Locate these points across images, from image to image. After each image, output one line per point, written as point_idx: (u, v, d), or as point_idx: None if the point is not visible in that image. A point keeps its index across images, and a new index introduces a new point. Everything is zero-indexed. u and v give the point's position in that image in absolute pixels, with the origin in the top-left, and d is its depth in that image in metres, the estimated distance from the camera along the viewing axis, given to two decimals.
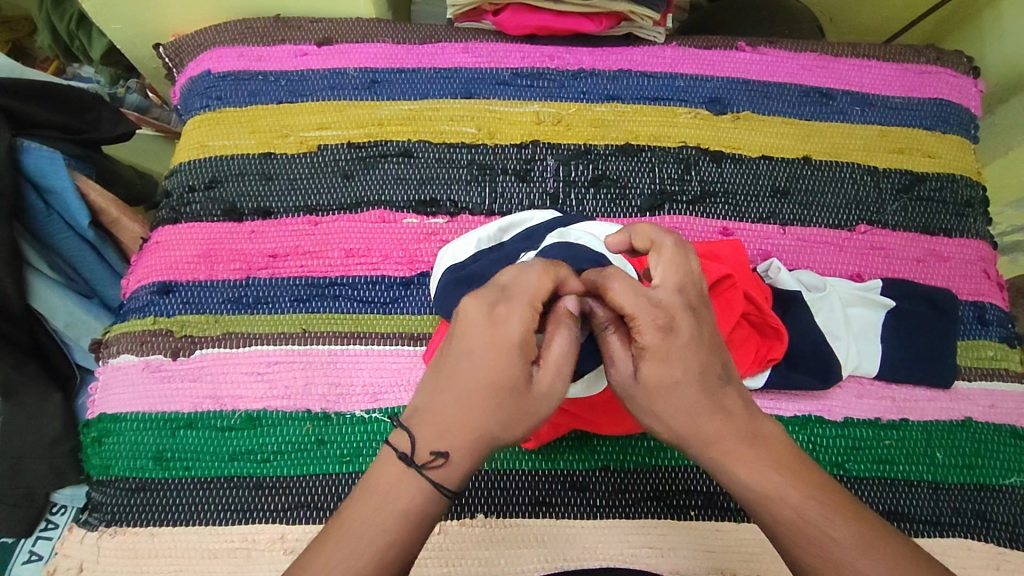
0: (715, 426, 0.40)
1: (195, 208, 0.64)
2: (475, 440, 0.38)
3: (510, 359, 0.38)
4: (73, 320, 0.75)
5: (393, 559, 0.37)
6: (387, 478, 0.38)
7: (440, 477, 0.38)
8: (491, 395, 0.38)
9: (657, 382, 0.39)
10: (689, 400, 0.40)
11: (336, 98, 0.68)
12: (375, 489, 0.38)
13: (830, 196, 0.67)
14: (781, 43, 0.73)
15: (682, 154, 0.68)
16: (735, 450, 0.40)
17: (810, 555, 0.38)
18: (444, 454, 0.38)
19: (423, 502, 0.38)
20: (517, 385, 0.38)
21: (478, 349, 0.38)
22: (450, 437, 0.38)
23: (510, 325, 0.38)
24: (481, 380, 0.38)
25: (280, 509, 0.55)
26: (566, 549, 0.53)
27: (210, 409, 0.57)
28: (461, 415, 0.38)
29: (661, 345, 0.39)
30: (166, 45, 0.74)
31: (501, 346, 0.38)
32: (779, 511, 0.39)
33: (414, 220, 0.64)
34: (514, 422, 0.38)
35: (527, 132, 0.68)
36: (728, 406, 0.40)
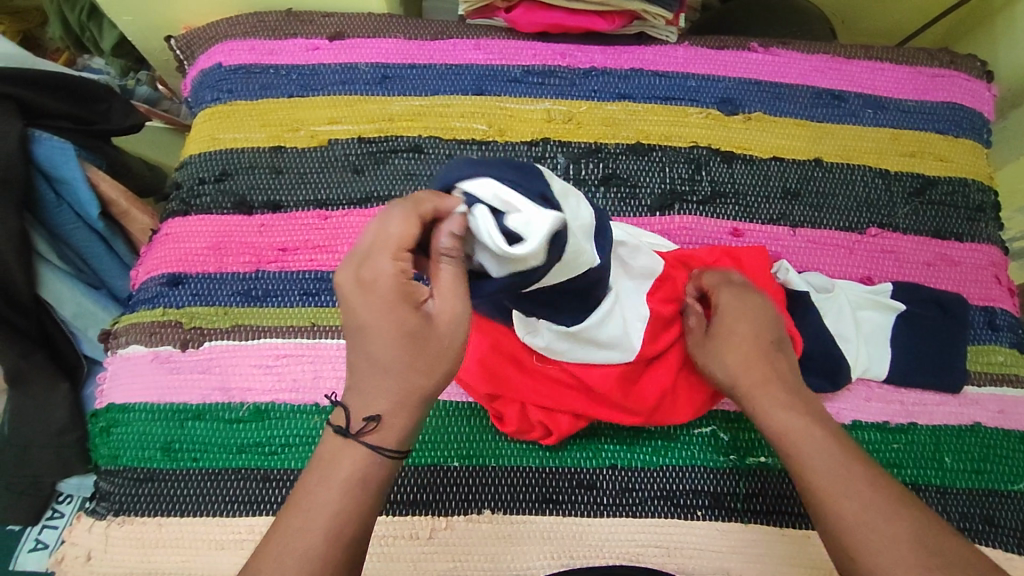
0: (768, 390, 0.50)
1: (206, 200, 0.65)
2: (398, 393, 0.41)
3: (397, 313, 0.40)
4: (81, 311, 0.75)
5: (342, 525, 0.40)
6: (330, 450, 0.42)
7: (377, 439, 0.41)
8: (395, 350, 0.40)
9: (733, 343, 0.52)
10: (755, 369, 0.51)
11: (347, 93, 0.68)
12: (318, 464, 0.41)
13: (841, 198, 0.67)
14: (794, 44, 0.73)
15: (693, 154, 0.68)
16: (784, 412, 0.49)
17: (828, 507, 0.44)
18: (375, 416, 0.41)
19: (365, 466, 0.41)
20: (416, 333, 0.40)
21: (362, 313, 0.40)
22: (374, 399, 0.41)
23: (387, 287, 0.40)
24: (378, 340, 0.40)
25: (286, 502, 0.55)
26: (573, 546, 0.53)
27: (219, 401, 0.57)
28: (376, 377, 0.41)
29: (736, 316, 0.53)
30: (178, 37, 0.74)
31: (386, 306, 0.40)
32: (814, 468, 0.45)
33: None
34: (430, 365, 0.41)
35: (539, 130, 0.68)
36: (779, 382, 0.50)
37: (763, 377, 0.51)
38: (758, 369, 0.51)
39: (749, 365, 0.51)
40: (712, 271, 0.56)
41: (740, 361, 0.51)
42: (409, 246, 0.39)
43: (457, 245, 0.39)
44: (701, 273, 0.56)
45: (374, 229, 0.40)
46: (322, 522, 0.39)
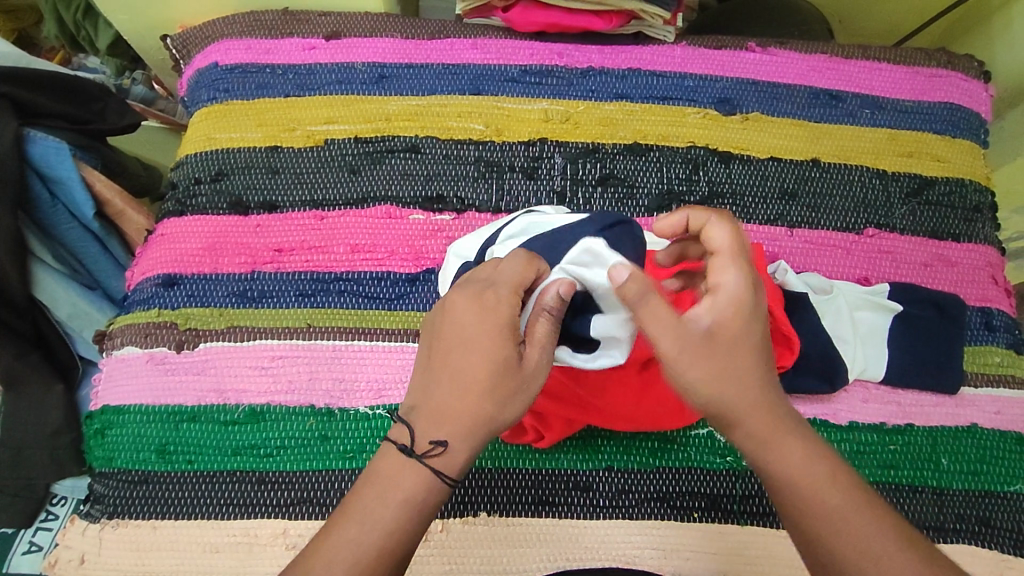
0: (763, 411, 0.42)
1: (201, 201, 0.64)
2: (480, 421, 0.41)
3: (500, 345, 0.41)
4: (76, 311, 0.75)
5: (395, 548, 0.39)
6: (392, 465, 0.41)
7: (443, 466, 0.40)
8: (483, 381, 0.40)
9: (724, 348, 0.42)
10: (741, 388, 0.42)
11: (344, 92, 0.68)
12: (377, 478, 0.41)
13: (838, 198, 0.67)
14: (792, 44, 0.73)
15: (691, 154, 0.68)
16: (783, 442, 0.42)
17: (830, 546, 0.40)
18: (445, 444, 0.40)
19: (425, 489, 0.40)
20: (510, 367, 0.41)
21: (467, 329, 0.41)
22: (449, 424, 0.41)
23: (502, 318, 0.41)
24: (475, 365, 0.41)
25: (282, 504, 0.54)
26: (569, 549, 0.53)
27: (214, 403, 0.57)
28: (459, 401, 0.41)
29: (731, 303, 0.42)
30: (174, 36, 0.73)
31: (492, 333, 0.41)
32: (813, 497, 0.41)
33: (421, 216, 0.64)
34: (508, 399, 0.41)
35: (536, 130, 0.68)
36: (772, 396, 0.43)
37: (756, 389, 0.42)
38: (750, 387, 0.42)
39: (737, 382, 0.42)
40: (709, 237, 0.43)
41: (722, 368, 0.41)
42: (522, 286, 0.42)
43: (561, 305, 0.43)
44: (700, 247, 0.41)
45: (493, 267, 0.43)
46: (377, 539, 0.39)
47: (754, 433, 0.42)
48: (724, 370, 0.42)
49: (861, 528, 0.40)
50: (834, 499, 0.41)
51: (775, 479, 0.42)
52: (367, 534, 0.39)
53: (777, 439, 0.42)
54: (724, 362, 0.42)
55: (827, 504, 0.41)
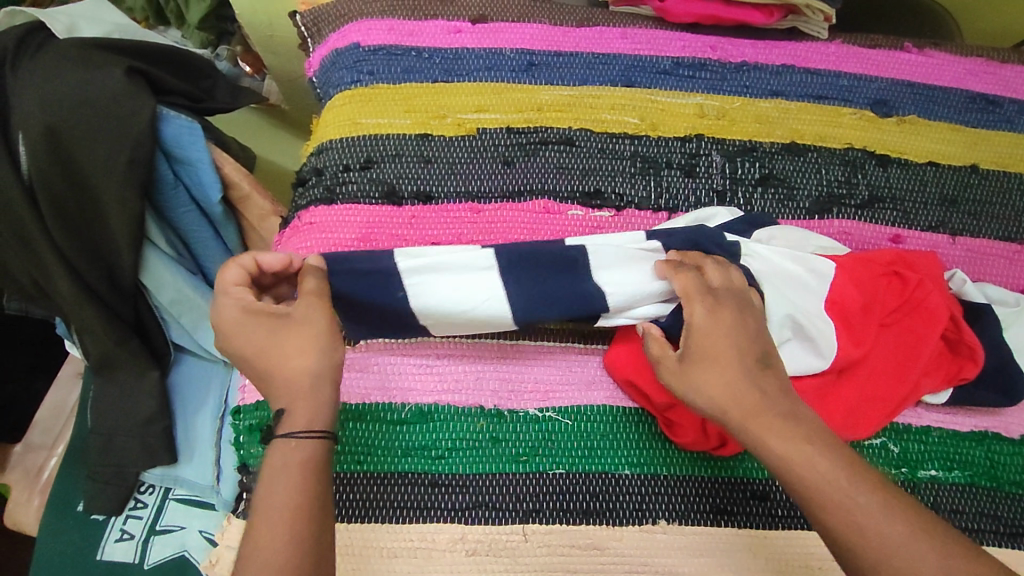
0: (753, 403, 0.44)
1: (352, 189, 0.61)
2: (306, 374, 0.45)
3: (247, 328, 0.46)
4: (177, 297, 0.75)
5: (309, 521, 0.40)
6: (281, 456, 0.42)
7: (290, 428, 0.43)
8: (263, 346, 0.45)
9: (702, 359, 0.46)
10: (728, 384, 0.45)
11: (494, 79, 0.65)
12: (272, 470, 0.42)
13: (998, 207, 0.65)
14: (946, 46, 0.71)
15: (849, 155, 0.66)
16: (772, 429, 0.43)
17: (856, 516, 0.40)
18: (282, 411, 0.44)
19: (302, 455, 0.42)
20: (274, 326, 0.46)
21: (236, 338, 0.46)
22: (279, 397, 0.45)
23: (233, 313, 0.46)
24: (281, 356, 0.45)
25: (455, 509, 0.52)
26: (753, 560, 0.53)
27: (380, 401, 0.55)
28: (282, 370, 0.45)
29: (715, 321, 0.47)
30: (304, 13, 0.70)
31: (246, 325, 0.46)
32: (824, 474, 0.41)
33: (580, 212, 0.62)
34: (310, 350, 0.45)
35: (691, 126, 0.65)
36: (762, 391, 0.45)
37: (745, 388, 0.45)
38: (738, 381, 0.45)
39: (729, 378, 0.45)
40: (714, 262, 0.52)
41: (711, 375, 0.46)
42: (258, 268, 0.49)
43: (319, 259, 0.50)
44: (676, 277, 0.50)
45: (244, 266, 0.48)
46: (283, 517, 0.40)
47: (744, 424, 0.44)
48: (708, 376, 0.46)
49: (866, 508, 0.40)
50: (832, 474, 0.41)
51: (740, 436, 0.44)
52: (293, 503, 0.40)
53: (767, 426, 0.43)
54: (701, 374, 0.46)
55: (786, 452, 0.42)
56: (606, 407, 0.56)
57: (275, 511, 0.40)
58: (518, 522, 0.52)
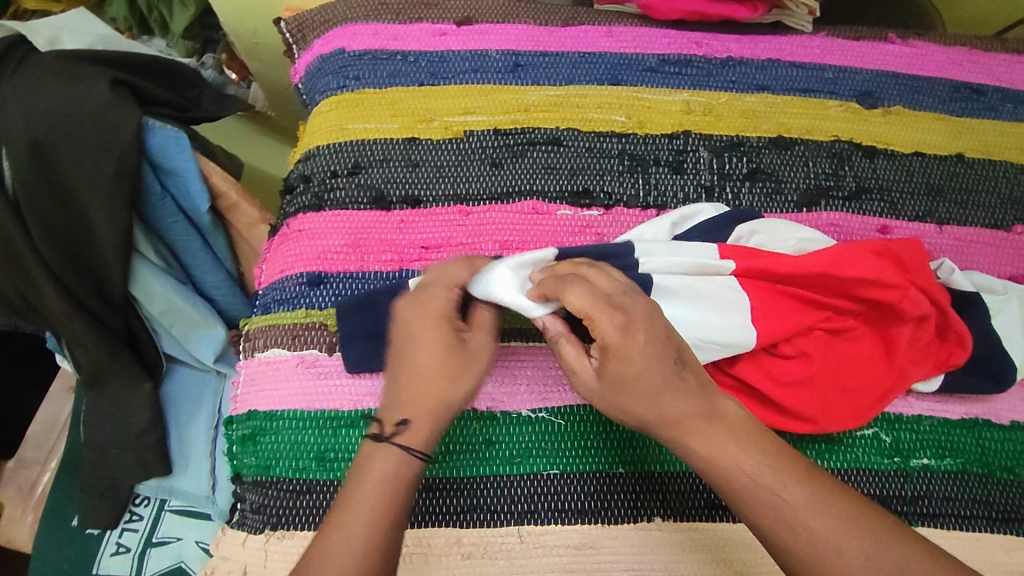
0: (674, 412, 0.44)
1: (340, 195, 0.61)
2: (433, 403, 0.45)
3: (435, 331, 0.47)
4: (167, 308, 0.76)
5: (389, 526, 0.41)
6: (381, 463, 0.43)
7: (408, 442, 0.44)
8: (432, 366, 0.46)
9: (620, 379, 0.44)
10: (647, 399, 0.44)
11: (480, 81, 0.65)
12: (369, 476, 0.43)
13: (984, 195, 0.66)
14: (929, 36, 0.72)
15: (835, 148, 0.66)
16: (699, 435, 0.43)
17: (780, 519, 0.41)
18: (407, 420, 0.45)
19: (399, 466, 0.44)
20: (454, 349, 0.47)
21: (422, 338, 0.47)
22: (408, 407, 0.45)
23: (440, 309, 0.48)
24: (424, 362, 0.46)
25: (450, 512, 0.52)
26: (747, 554, 0.53)
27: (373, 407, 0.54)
28: (416, 387, 0.45)
29: (622, 339, 0.43)
30: (287, 19, 0.70)
31: (430, 327, 0.47)
32: (745, 476, 0.42)
33: (569, 212, 0.62)
34: (455, 376, 0.46)
35: (678, 122, 0.66)
36: (684, 396, 0.44)
37: (665, 397, 0.44)
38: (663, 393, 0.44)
39: (646, 401, 0.44)
40: (602, 271, 0.47)
41: (626, 391, 0.44)
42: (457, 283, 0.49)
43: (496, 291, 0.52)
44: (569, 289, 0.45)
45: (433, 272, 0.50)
46: (369, 523, 0.41)
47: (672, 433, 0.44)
48: (629, 395, 0.44)
49: (796, 502, 0.41)
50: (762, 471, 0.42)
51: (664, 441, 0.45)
52: (376, 509, 0.42)
53: (693, 432, 0.43)
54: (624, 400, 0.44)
55: (707, 452, 0.43)
56: (599, 407, 0.56)
57: (363, 518, 0.41)
58: (513, 524, 0.52)
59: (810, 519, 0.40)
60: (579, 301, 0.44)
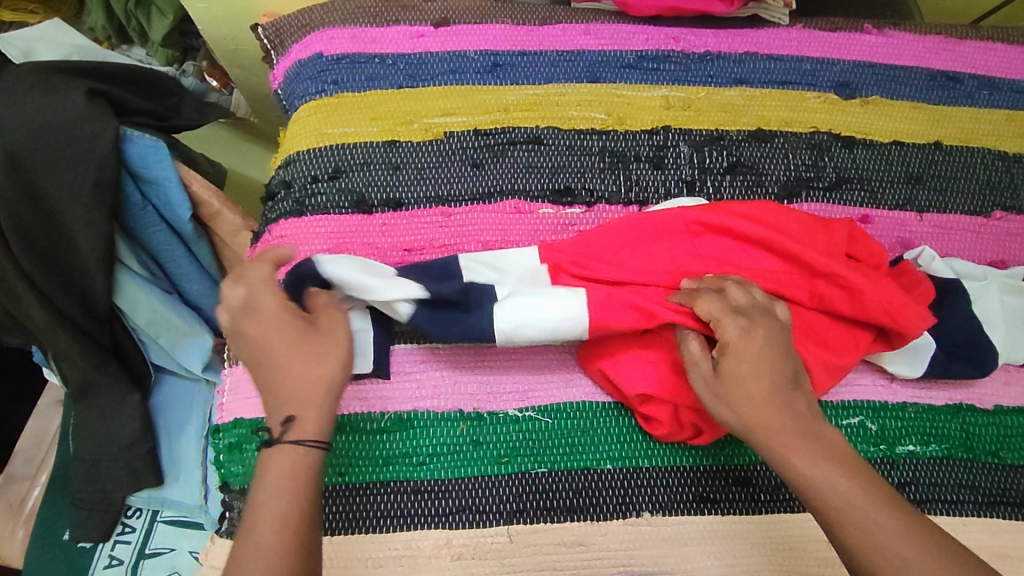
0: (781, 424, 0.45)
1: (321, 199, 0.61)
2: (316, 390, 0.45)
3: (281, 328, 0.46)
4: (154, 318, 0.75)
5: (296, 524, 0.41)
6: (282, 462, 0.43)
7: (298, 435, 0.43)
8: (279, 351, 0.46)
9: (736, 381, 0.47)
10: (756, 405, 0.46)
11: (459, 82, 0.65)
12: (275, 474, 0.42)
13: (963, 181, 0.66)
14: (904, 26, 0.72)
15: (815, 139, 0.66)
16: (795, 449, 0.44)
17: (863, 540, 0.41)
18: (292, 417, 0.44)
19: (303, 460, 0.43)
20: (304, 336, 0.47)
21: (269, 332, 0.46)
22: (292, 402, 0.45)
23: (268, 308, 0.47)
24: (297, 357, 0.46)
25: (439, 514, 0.52)
26: (736, 546, 0.53)
27: (357, 411, 0.54)
28: (304, 377, 0.45)
29: (743, 343, 0.47)
30: (265, 25, 0.69)
31: (274, 324, 0.47)
32: (839, 495, 0.42)
33: (551, 210, 0.62)
34: (320, 359, 0.46)
35: (657, 118, 0.66)
36: (789, 412, 0.46)
37: (774, 408, 0.46)
38: (773, 402, 0.46)
39: (760, 399, 0.46)
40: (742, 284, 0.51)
41: (747, 394, 0.46)
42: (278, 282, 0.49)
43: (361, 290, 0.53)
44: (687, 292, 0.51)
45: (263, 274, 0.48)
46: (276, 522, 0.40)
47: (772, 441, 0.45)
48: (741, 395, 0.46)
49: (886, 526, 0.41)
50: (856, 494, 0.42)
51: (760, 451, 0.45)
52: (285, 509, 0.41)
53: (793, 447, 0.44)
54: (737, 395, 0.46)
55: (808, 472, 0.43)
56: (585, 404, 0.56)
57: (266, 521, 0.40)
58: (503, 524, 0.52)
59: (900, 546, 0.41)
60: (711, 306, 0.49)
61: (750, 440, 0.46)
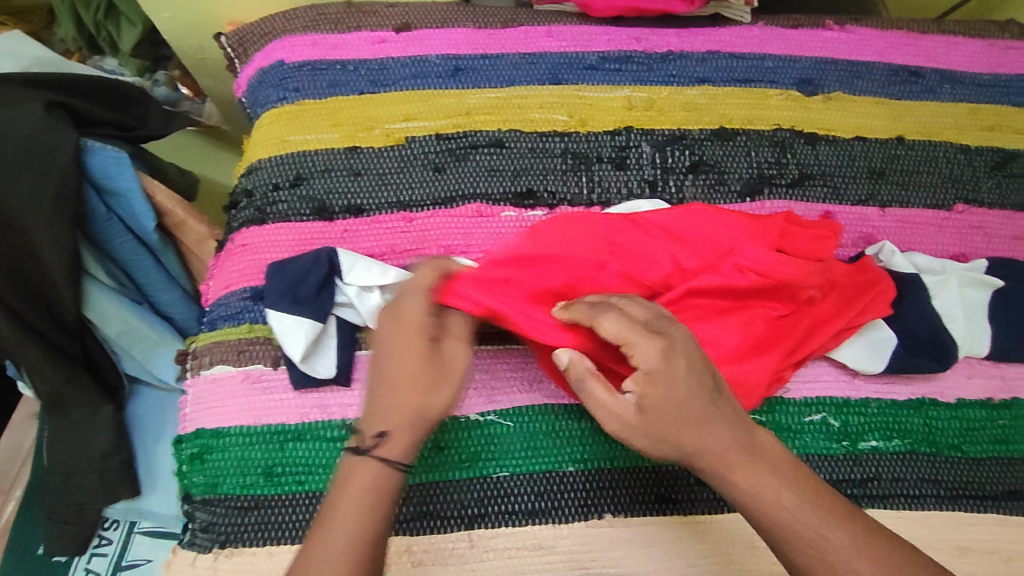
0: (723, 451, 0.45)
1: (281, 207, 0.60)
2: (415, 411, 0.45)
3: (411, 340, 0.46)
4: (125, 329, 0.75)
5: (368, 540, 0.42)
6: (360, 475, 0.44)
7: (388, 454, 0.44)
8: (405, 377, 0.45)
9: (660, 413, 0.45)
10: (696, 435, 0.45)
11: (420, 87, 0.65)
12: (346, 490, 0.43)
13: (926, 176, 0.66)
14: (867, 22, 0.72)
15: (777, 136, 0.67)
16: (742, 471, 0.45)
17: (806, 555, 0.43)
18: (384, 433, 0.44)
19: (377, 476, 0.44)
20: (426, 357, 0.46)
21: (403, 349, 0.46)
22: (386, 418, 0.45)
23: (412, 317, 0.47)
24: (402, 369, 0.45)
25: (400, 521, 0.52)
26: (697, 545, 0.53)
27: (319, 419, 0.54)
28: (397, 397, 0.45)
29: (655, 375, 0.45)
30: (228, 34, 0.69)
31: (403, 336, 0.46)
32: (782, 515, 0.43)
33: (513, 213, 0.62)
34: (431, 386, 0.45)
35: (620, 118, 0.66)
36: (737, 435, 0.46)
37: (715, 434, 0.45)
38: (716, 425, 0.45)
39: (696, 430, 0.45)
40: (634, 300, 0.49)
41: (684, 426, 0.45)
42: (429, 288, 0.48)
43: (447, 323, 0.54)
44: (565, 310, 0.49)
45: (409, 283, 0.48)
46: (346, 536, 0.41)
47: (717, 465, 0.45)
48: (677, 427, 0.45)
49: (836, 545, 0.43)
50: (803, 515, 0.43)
51: (708, 476, 0.45)
52: (357, 524, 0.42)
53: (739, 468, 0.45)
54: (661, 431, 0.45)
55: (750, 487, 0.44)
56: (547, 407, 0.56)
57: (343, 533, 0.41)
58: (463, 528, 0.52)
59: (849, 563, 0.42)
60: (617, 329, 0.46)
61: (695, 467, 0.46)
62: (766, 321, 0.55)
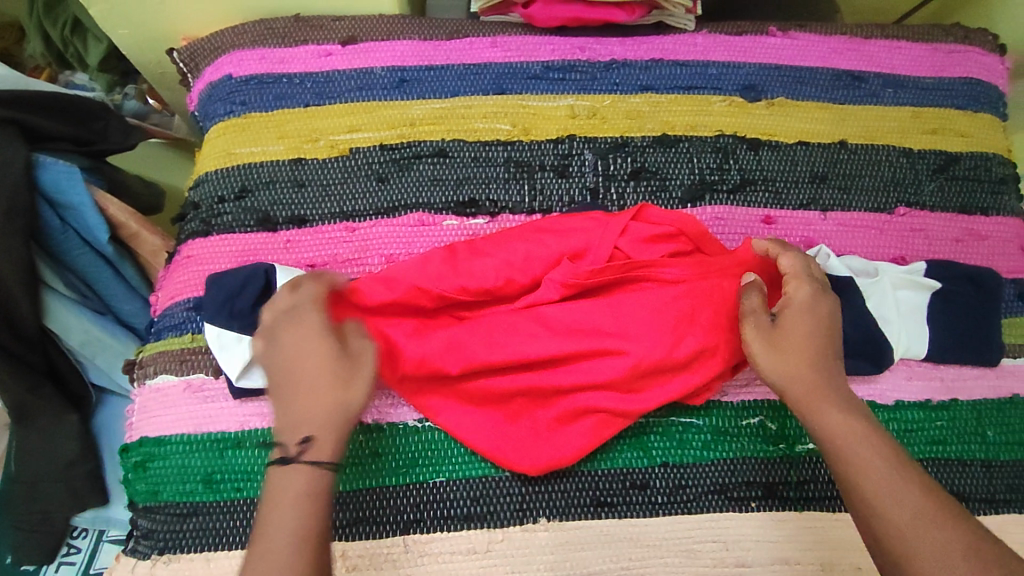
0: (815, 386, 0.51)
1: (226, 219, 0.62)
2: (331, 412, 0.47)
3: (318, 344, 0.48)
4: (87, 339, 0.76)
5: (315, 539, 0.43)
6: (300, 474, 0.45)
7: (315, 455, 0.45)
8: (326, 381, 0.47)
9: (793, 337, 0.53)
10: (803, 366, 0.52)
11: (365, 99, 0.66)
12: (289, 488, 0.44)
13: (868, 179, 0.67)
14: (810, 28, 0.73)
15: (719, 143, 0.67)
16: (825, 409, 0.50)
17: (892, 506, 0.45)
18: (310, 437, 0.46)
19: (309, 479, 0.44)
20: (330, 359, 0.48)
21: (310, 357, 0.48)
22: (305, 422, 0.46)
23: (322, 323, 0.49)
24: (320, 372, 0.48)
25: (337, 526, 0.53)
26: (631, 548, 0.54)
27: (258, 427, 0.55)
28: (314, 400, 0.47)
29: (801, 307, 0.54)
30: (180, 49, 0.70)
31: (308, 344, 0.48)
32: (869, 461, 0.47)
33: (455, 222, 0.63)
34: (343, 383, 0.48)
35: (562, 127, 0.67)
36: (833, 379, 0.52)
37: (815, 371, 0.51)
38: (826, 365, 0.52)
39: (801, 363, 0.52)
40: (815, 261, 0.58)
41: (794, 353, 0.52)
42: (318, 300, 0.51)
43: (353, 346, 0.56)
44: (756, 242, 0.58)
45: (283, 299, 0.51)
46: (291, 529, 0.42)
47: (801, 396, 0.51)
48: (797, 351, 0.52)
49: (916, 512, 0.44)
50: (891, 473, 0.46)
51: (794, 407, 0.51)
52: (302, 520, 0.43)
53: (821, 405, 0.50)
54: (787, 351, 0.52)
55: (835, 425, 0.49)
56: None
57: (285, 528, 0.42)
58: (400, 533, 0.53)
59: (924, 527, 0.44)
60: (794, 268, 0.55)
61: (784, 395, 0.52)
62: (679, 321, 0.55)
